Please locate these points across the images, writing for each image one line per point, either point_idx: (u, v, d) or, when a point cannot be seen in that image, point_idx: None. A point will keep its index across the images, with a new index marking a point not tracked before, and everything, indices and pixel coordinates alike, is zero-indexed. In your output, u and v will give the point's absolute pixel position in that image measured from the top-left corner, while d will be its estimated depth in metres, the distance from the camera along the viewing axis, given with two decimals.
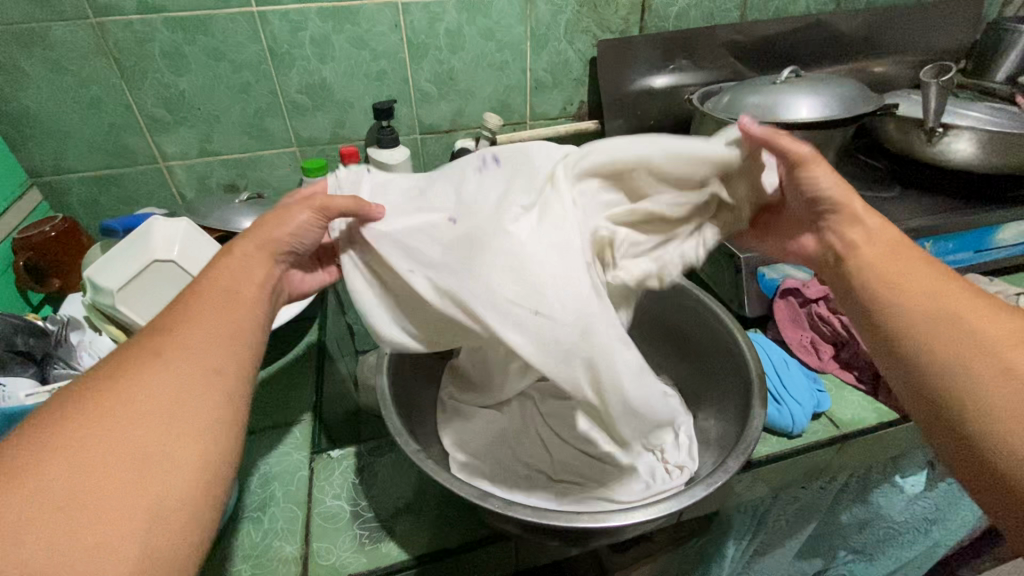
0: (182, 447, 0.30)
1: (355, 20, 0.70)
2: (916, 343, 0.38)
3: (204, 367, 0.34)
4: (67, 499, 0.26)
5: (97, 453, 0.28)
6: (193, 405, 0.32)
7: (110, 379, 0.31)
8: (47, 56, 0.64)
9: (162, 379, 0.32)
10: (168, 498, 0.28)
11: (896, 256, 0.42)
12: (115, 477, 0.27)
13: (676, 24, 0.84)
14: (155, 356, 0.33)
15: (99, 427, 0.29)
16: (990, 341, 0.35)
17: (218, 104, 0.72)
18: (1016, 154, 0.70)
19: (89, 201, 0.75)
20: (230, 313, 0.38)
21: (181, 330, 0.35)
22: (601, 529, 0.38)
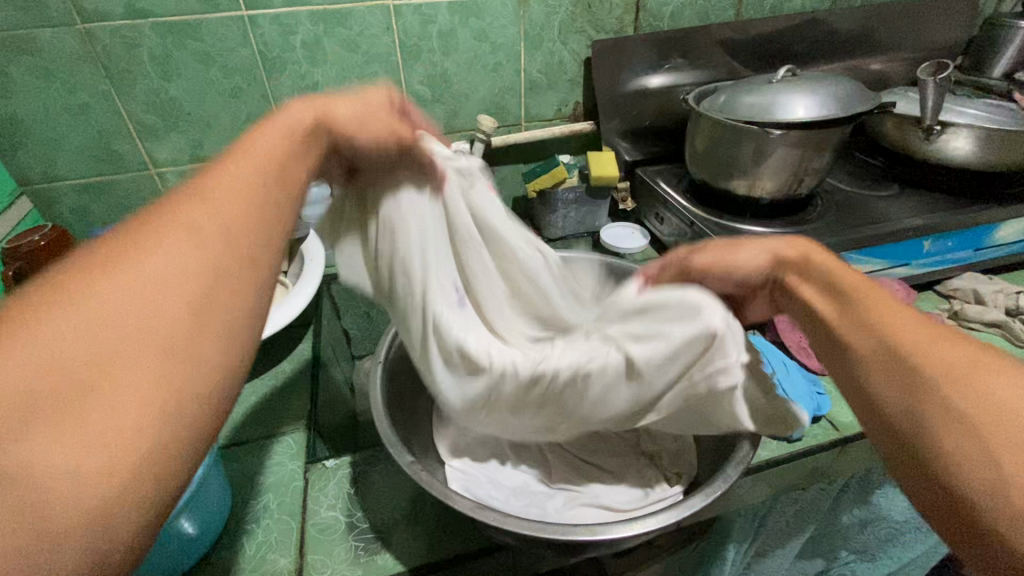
0: (198, 345, 0.24)
1: (346, 23, 0.69)
2: (868, 380, 0.34)
3: (218, 252, 0.26)
4: (62, 384, 0.21)
5: (77, 346, 0.22)
6: (196, 292, 0.25)
7: (121, 248, 0.25)
8: (35, 63, 0.63)
9: (181, 256, 0.25)
10: (178, 400, 0.23)
11: (844, 292, 0.38)
12: (123, 371, 0.22)
13: (672, 23, 0.83)
14: (178, 227, 0.26)
15: (84, 308, 0.22)
16: (929, 371, 0.30)
17: (209, 109, 0.71)
18: (1015, 152, 0.69)
19: (80, 209, 0.74)
20: (259, 186, 0.30)
21: (193, 203, 0.27)
22: (599, 541, 0.38)
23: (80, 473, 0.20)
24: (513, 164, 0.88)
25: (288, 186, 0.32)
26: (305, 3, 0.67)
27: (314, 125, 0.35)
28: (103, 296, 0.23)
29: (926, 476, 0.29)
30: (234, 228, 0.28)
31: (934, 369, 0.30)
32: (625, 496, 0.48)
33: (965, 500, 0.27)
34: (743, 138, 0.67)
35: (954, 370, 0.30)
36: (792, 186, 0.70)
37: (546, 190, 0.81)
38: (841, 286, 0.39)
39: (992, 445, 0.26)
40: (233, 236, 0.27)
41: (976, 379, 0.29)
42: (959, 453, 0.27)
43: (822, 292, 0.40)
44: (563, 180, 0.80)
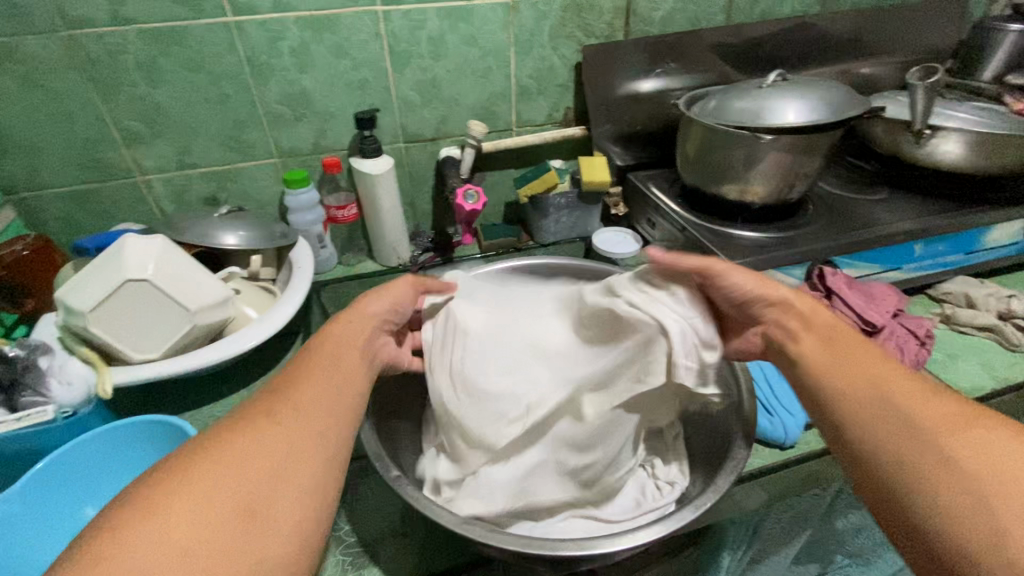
0: (285, 507, 0.30)
1: (334, 29, 0.69)
2: (858, 428, 0.35)
3: (305, 434, 0.33)
4: (186, 543, 0.26)
5: (195, 520, 0.27)
6: (286, 472, 0.31)
7: (232, 432, 0.32)
8: (17, 70, 0.62)
9: (275, 436, 0.32)
10: (271, 557, 0.28)
11: (836, 340, 0.40)
12: (231, 530, 0.27)
13: (662, 28, 0.83)
14: (273, 415, 0.34)
15: (201, 489, 0.29)
16: (928, 425, 0.33)
17: (196, 116, 0.71)
18: (1005, 155, 0.69)
19: (65, 217, 0.73)
20: (330, 381, 0.38)
21: (283, 401, 0.35)
22: (587, 556, 0.37)
23: None
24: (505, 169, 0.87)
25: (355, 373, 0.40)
26: (292, 9, 0.66)
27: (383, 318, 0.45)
28: (219, 483, 0.29)
29: (921, 529, 0.31)
30: (317, 418, 0.35)
31: (933, 424, 0.33)
32: (617, 506, 0.47)
33: (955, 549, 0.29)
34: (733, 143, 0.66)
35: (952, 426, 0.32)
36: (784, 191, 0.70)
37: (537, 196, 0.80)
38: (828, 336, 0.40)
39: (989, 498, 0.29)
40: (311, 418, 0.34)
41: (971, 435, 0.32)
42: (955, 507, 0.30)
43: (814, 341, 0.40)
44: (555, 185, 0.80)
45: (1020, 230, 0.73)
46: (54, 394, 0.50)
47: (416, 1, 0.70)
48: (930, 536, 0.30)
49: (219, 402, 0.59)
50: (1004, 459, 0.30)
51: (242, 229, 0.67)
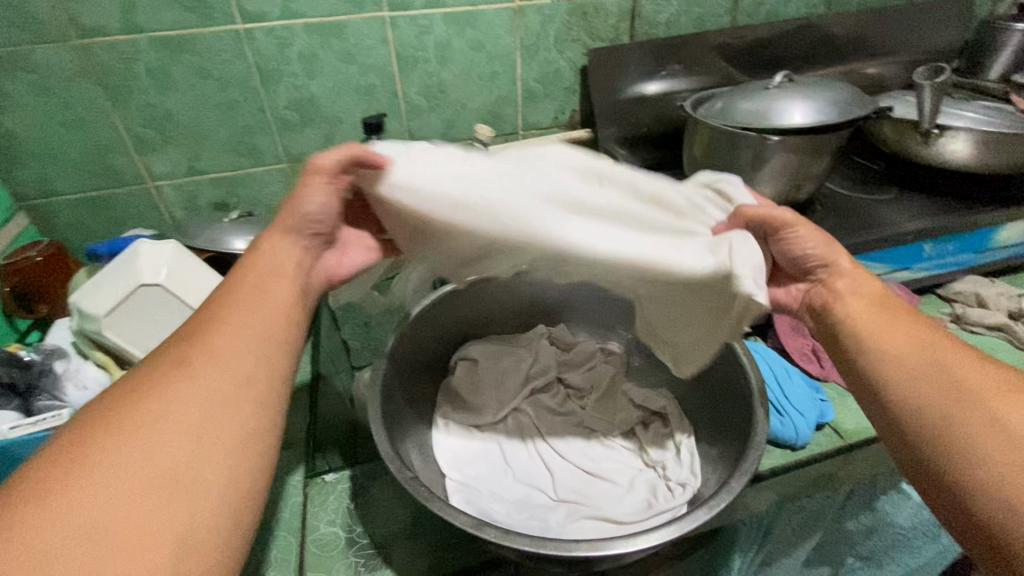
0: (208, 461, 0.31)
1: (342, 35, 0.70)
2: (909, 389, 0.37)
3: (219, 384, 0.34)
4: (102, 508, 0.27)
5: (111, 482, 0.28)
6: (193, 426, 0.32)
7: (143, 389, 0.33)
8: (31, 79, 0.63)
9: (187, 392, 0.33)
10: (200, 508, 0.30)
11: (886, 308, 0.41)
12: (152, 489, 0.29)
13: (667, 30, 0.83)
14: (183, 368, 0.34)
15: (114, 457, 0.29)
16: (978, 389, 0.34)
17: (206, 123, 0.71)
18: (1014, 154, 0.69)
19: (77, 223, 0.74)
20: (237, 324, 0.38)
21: (182, 353, 0.35)
22: (602, 557, 0.37)
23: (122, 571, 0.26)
24: None
25: (273, 312, 0.40)
26: (300, 16, 0.67)
27: (285, 231, 0.44)
28: (121, 444, 0.30)
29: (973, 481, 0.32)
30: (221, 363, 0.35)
31: (983, 389, 0.34)
32: (629, 507, 0.47)
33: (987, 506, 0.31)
34: (739, 145, 0.67)
35: (1002, 391, 0.34)
36: (792, 192, 0.70)
37: None
38: (880, 307, 0.42)
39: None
40: (220, 374, 0.35)
41: (1010, 402, 0.33)
42: (1002, 464, 0.31)
43: (866, 310, 0.42)
44: None
45: None
46: (69, 398, 0.50)
47: (423, 7, 0.70)
48: (977, 489, 0.32)
49: None
50: None
51: (252, 234, 0.68)
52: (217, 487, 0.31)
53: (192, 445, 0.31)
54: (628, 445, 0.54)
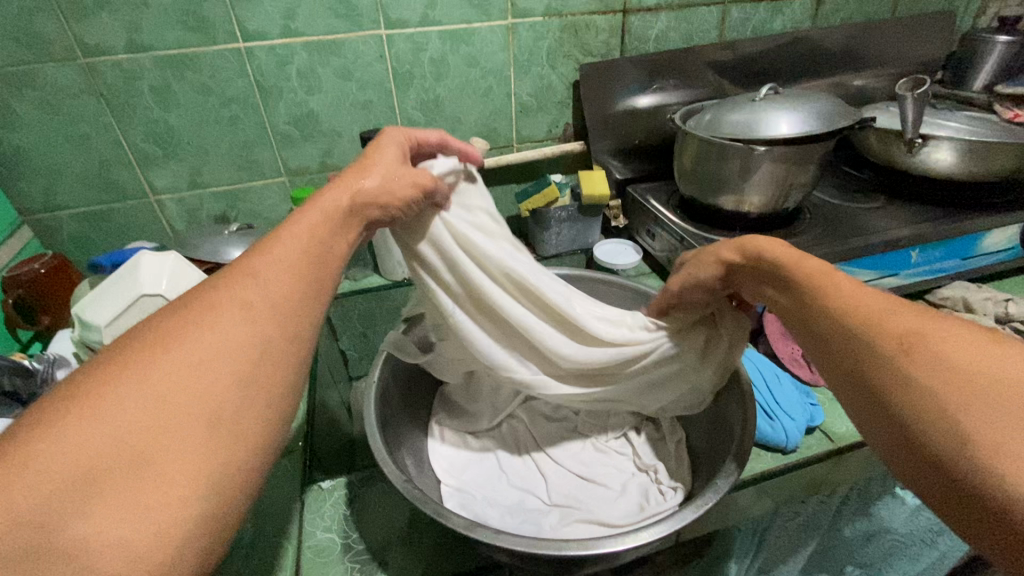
0: (248, 412, 0.27)
1: (341, 52, 0.72)
2: (833, 358, 0.33)
3: (266, 328, 0.30)
4: (137, 447, 0.24)
5: (149, 421, 0.24)
6: (235, 368, 0.28)
7: (191, 319, 0.29)
8: (37, 96, 0.65)
9: (237, 333, 0.29)
10: (233, 462, 0.26)
11: (800, 272, 0.37)
12: (190, 435, 0.25)
13: (657, 45, 0.85)
14: (238, 305, 0.30)
15: (156, 390, 0.25)
16: (887, 345, 0.30)
17: (207, 137, 0.73)
18: (998, 162, 0.71)
19: (80, 237, 0.76)
20: (292, 268, 0.33)
21: (229, 286, 0.31)
22: (591, 556, 0.38)
23: (149, 523, 0.23)
24: (506, 184, 0.90)
25: (332, 271, 0.35)
26: (300, 34, 0.69)
27: (348, 207, 0.38)
28: (163, 374, 0.26)
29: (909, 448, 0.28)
30: (273, 307, 0.31)
31: (891, 344, 0.30)
32: (622, 511, 0.48)
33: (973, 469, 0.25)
34: (727, 155, 0.68)
35: (908, 340, 0.29)
36: (779, 201, 0.72)
37: (538, 210, 0.82)
38: (789, 271, 0.37)
39: (952, 412, 0.26)
40: (270, 318, 0.30)
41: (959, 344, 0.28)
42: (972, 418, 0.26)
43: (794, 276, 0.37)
44: (555, 199, 0.82)
45: (1015, 235, 0.74)
46: None
47: (418, 25, 0.72)
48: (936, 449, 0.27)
49: None
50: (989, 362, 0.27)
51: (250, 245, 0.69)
52: (255, 437, 0.27)
53: (234, 389, 0.27)
54: (621, 450, 0.55)
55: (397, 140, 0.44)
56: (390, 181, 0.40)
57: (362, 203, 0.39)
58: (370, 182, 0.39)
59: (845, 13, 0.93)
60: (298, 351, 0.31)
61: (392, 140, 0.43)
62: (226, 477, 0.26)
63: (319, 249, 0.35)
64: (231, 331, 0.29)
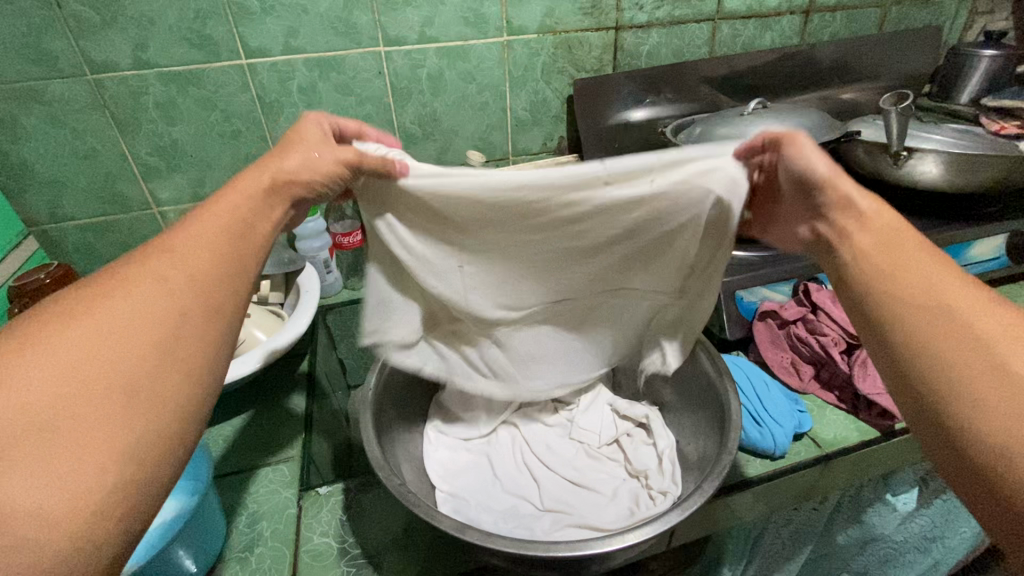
0: (167, 381, 0.28)
1: (341, 68, 0.74)
2: (913, 332, 0.32)
3: (184, 301, 0.30)
4: (46, 417, 0.24)
5: (56, 391, 0.25)
6: (150, 341, 0.28)
7: (104, 294, 0.29)
8: (45, 111, 0.67)
9: (150, 306, 0.29)
10: (152, 431, 0.26)
11: (896, 244, 0.35)
12: (102, 405, 0.25)
13: (649, 61, 0.88)
14: (153, 279, 0.30)
15: (64, 363, 0.26)
16: (992, 333, 0.29)
17: (209, 150, 0.75)
18: (981, 174, 0.72)
19: (84, 247, 0.78)
20: (211, 244, 0.34)
21: (142, 263, 0.31)
22: (579, 558, 0.39)
23: (62, 489, 0.23)
24: None
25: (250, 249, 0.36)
26: (301, 51, 0.71)
27: (269, 185, 0.39)
28: (71, 348, 0.26)
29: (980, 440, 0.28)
30: (191, 279, 0.31)
31: (994, 333, 0.29)
32: (611, 516, 0.49)
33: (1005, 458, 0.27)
34: None
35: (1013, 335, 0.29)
36: None
37: None
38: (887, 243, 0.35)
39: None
40: (187, 292, 0.31)
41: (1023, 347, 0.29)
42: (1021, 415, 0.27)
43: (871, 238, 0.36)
44: None
45: (1000, 245, 0.75)
46: None
47: (416, 42, 0.74)
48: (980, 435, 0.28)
49: (219, 425, 0.62)
50: None
51: None
52: (175, 408, 0.28)
53: (147, 362, 0.28)
54: (612, 455, 0.56)
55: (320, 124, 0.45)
56: (310, 159, 0.41)
57: (282, 182, 0.40)
58: (291, 160, 0.41)
59: (833, 29, 0.96)
60: (221, 324, 0.32)
61: (313, 123, 0.45)
62: (143, 446, 0.26)
63: (241, 228, 0.36)
64: (146, 303, 0.29)
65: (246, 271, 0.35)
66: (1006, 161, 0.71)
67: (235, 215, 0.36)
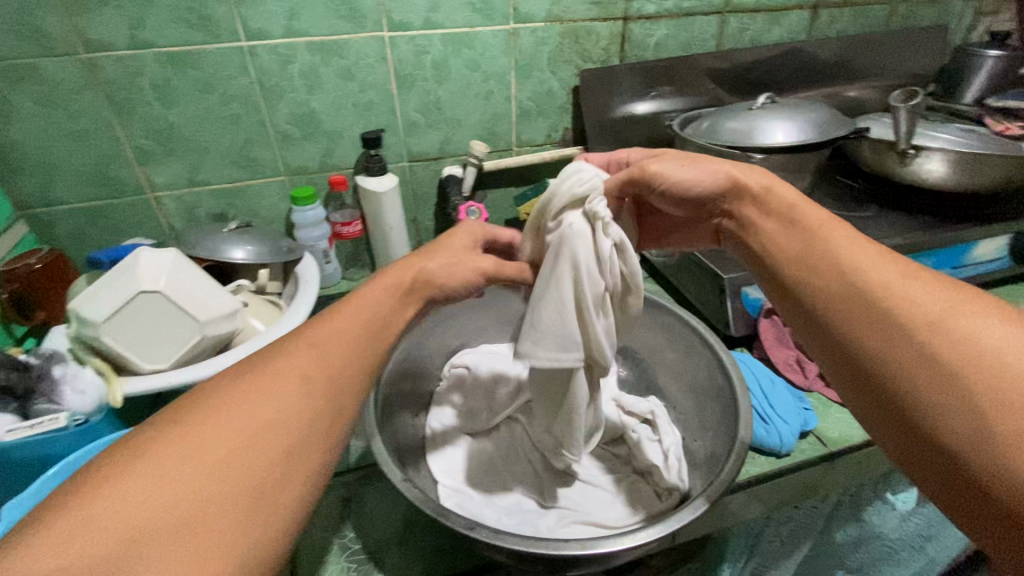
0: (283, 485, 0.29)
1: (342, 53, 0.72)
2: (848, 332, 0.35)
3: (316, 403, 0.32)
4: (188, 510, 0.25)
5: (197, 486, 0.26)
6: (280, 443, 0.30)
7: (256, 382, 0.32)
8: (36, 90, 0.65)
9: (282, 404, 0.31)
10: (259, 534, 0.27)
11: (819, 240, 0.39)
12: (230, 505, 0.27)
13: (656, 53, 0.86)
14: (294, 374, 0.33)
15: (211, 454, 0.27)
16: (909, 320, 0.32)
17: (207, 135, 0.73)
18: (988, 173, 0.71)
19: (76, 232, 0.75)
20: (346, 343, 0.36)
21: (290, 354, 0.34)
22: (590, 556, 0.38)
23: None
24: (506, 187, 0.90)
25: (380, 348, 0.38)
26: (302, 35, 0.69)
27: (411, 285, 0.42)
28: (217, 439, 0.28)
29: (919, 433, 0.31)
30: (328, 379, 0.33)
31: (912, 317, 0.32)
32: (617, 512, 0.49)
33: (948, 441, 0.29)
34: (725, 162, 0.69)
35: (934, 319, 0.31)
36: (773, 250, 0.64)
37: None
38: (816, 247, 0.39)
39: (977, 396, 0.28)
40: (323, 395, 0.33)
41: (960, 324, 0.31)
42: (958, 396, 0.29)
43: (791, 240, 0.41)
44: None
45: (1002, 246, 0.73)
46: (66, 401, 0.52)
47: (421, 28, 0.73)
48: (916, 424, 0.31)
49: None
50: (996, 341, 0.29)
51: (250, 243, 0.69)
52: (290, 509, 0.29)
53: (295, 452, 0.30)
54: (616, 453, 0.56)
55: (474, 232, 0.50)
56: (452, 265, 0.44)
57: (423, 283, 0.43)
58: (435, 264, 0.44)
59: (842, 24, 0.95)
60: (335, 421, 0.33)
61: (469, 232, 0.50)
62: (258, 547, 0.27)
63: (383, 321, 0.39)
64: (281, 400, 0.31)
65: (374, 365, 0.37)
66: (1013, 163, 0.70)
67: (380, 307, 0.40)
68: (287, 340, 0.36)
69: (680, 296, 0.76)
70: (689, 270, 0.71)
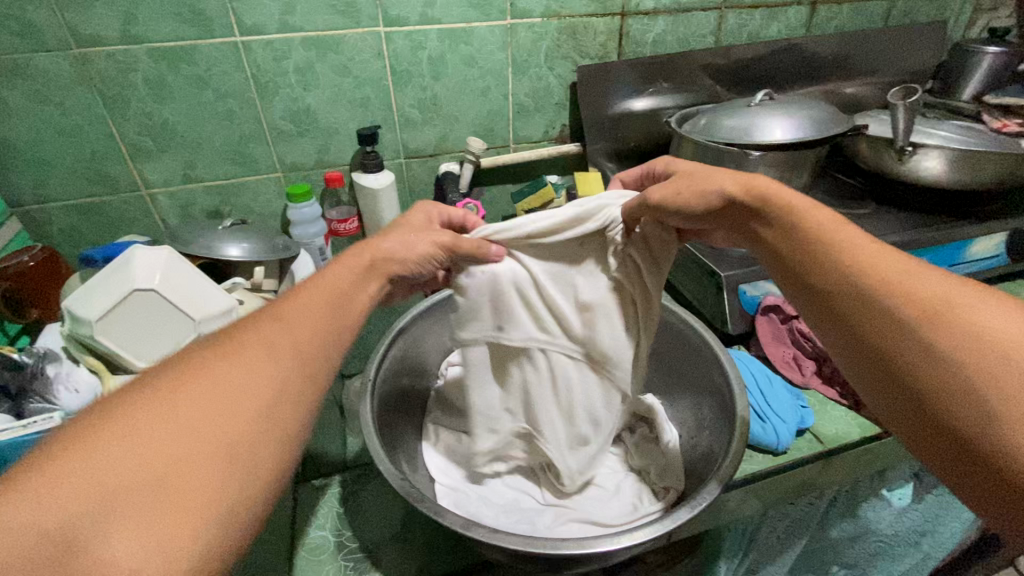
0: (262, 445, 0.30)
1: (338, 49, 0.71)
2: (851, 321, 0.36)
3: (285, 369, 0.33)
4: (165, 465, 0.27)
5: (174, 444, 0.27)
6: (254, 406, 0.31)
7: (224, 352, 0.33)
8: (28, 86, 0.64)
9: (252, 372, 0.32)
10: (244, 490, 0.29)
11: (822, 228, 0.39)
12: (210, 461, 0.28)
13: (654, 49, 0.86)
14: (262, 343, 0.34)
15: (182, 416, 0.28)
16: (909, 311, 0.33)
17: (202, 131, 0.73)
18: (985, 170, 0.72)
19: (70, 230, 0.75)
20: (310, 320, 0.37)
21: (253, 326, 0.35)
22: (588, 555, 0.38)
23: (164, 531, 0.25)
24: (504, 183, 0.90)
25: (346, 322, 0.40)
26: (297, 30, 0.69)
27: (370, 262, 0.44)
28: (188, 401, 0.29)
29: (931, 417, 0.32)
30: (295, 348, 0.35)
31: (911, 309, 0.33)
32: (615, 511, 0.49)
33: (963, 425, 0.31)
34: (722, 159, 0.69)
35: (929, 309, 0.33)
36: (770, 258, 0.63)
37: None
38: (813, 234, 0.39)
39: (983, 386, 0.30)
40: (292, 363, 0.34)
41: (959, 315, 0.32)
42: (967, 383, 0.31)
43: (793, 232, 0.40)
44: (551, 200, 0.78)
45: (999, 243, 0.73)
46: (61, 401, 0.51)
47: (417, 23, 0.72)
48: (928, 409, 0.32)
49: None
50: (988, 328, 0.31)
51: (247, 240, 0.69)
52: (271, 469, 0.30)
53: (270, 414, 0.31)
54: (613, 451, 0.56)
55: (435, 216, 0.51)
56: (408, 241, 0.46)
57: (382, 262, 0.45)
58: (385, 245, 0.45)
59: (841, 20, 0.94)
60: (312, 392, 0.35)
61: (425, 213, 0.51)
62: (243, 502, 0.28)
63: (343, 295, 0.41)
64: (256, 370, 0.32)
65: (341, 335, 0.39)
66: (1009, 160, 0.70)
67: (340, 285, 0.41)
68: (253, 315, 0.37)
69: (678, 294, 0.76)
70: (687, 269, 0.71)
